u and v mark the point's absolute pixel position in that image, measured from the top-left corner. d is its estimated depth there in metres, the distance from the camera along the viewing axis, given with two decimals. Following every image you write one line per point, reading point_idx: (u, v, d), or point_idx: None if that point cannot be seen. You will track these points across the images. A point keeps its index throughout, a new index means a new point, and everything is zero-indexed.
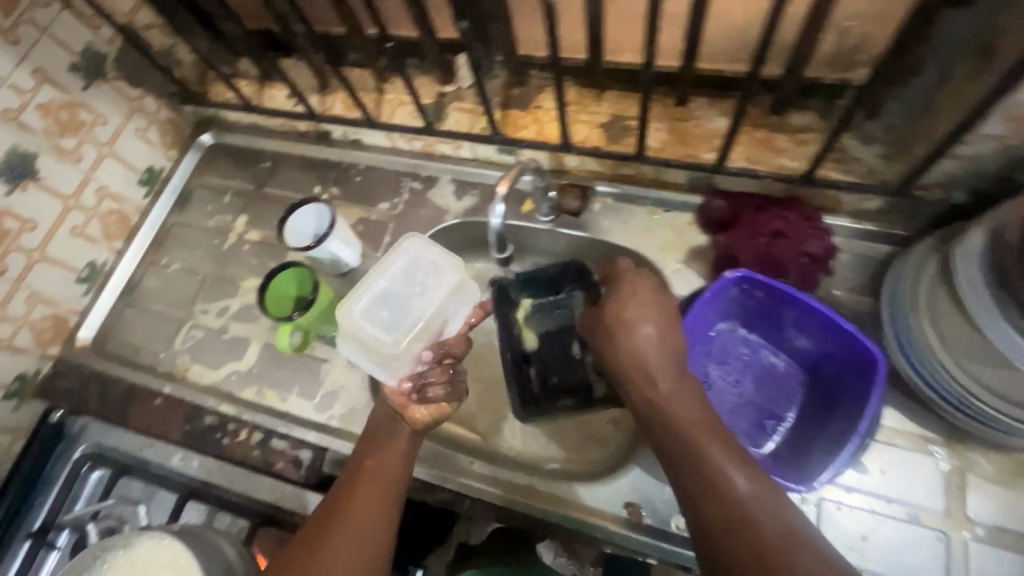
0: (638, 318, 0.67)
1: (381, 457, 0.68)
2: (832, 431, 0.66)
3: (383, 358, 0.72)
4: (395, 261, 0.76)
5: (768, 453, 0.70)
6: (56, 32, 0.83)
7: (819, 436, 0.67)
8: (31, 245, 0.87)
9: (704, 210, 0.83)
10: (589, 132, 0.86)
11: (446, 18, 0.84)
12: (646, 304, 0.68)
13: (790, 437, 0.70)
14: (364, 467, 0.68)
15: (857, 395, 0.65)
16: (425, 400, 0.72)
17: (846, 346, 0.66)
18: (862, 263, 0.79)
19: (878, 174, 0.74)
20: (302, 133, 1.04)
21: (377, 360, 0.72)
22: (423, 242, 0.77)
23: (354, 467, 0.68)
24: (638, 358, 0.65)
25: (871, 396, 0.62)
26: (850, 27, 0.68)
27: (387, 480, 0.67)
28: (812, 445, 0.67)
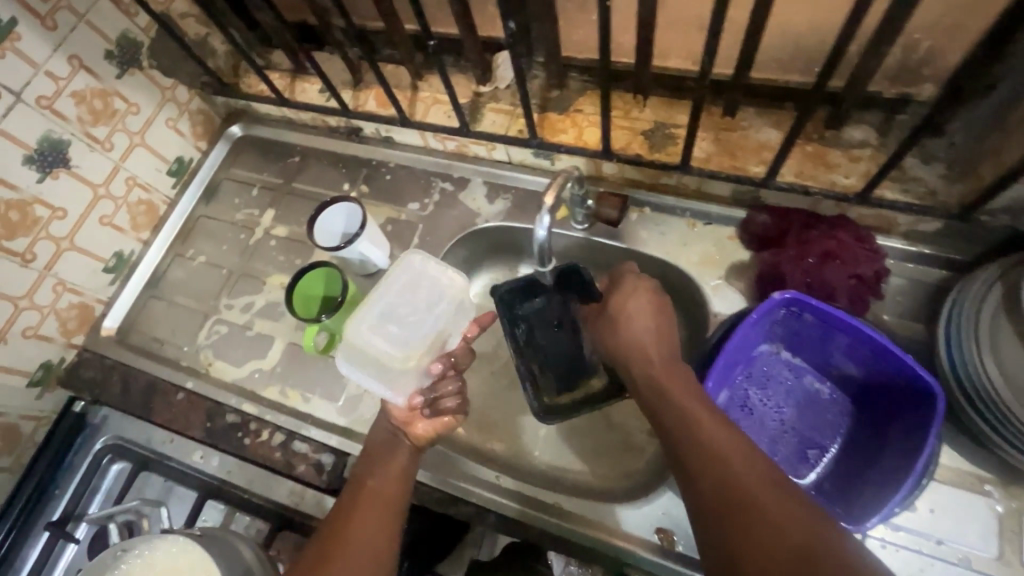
0: (640, 317, 0.69)
1: (383, 474, 0.68)
2: (881, 468, 0.66)
3: (391, 376, 0.69)
4: (398, 277, 0.73)
5: (810, 484, 0.72)
6: (93, 18, 0.82)
7: (866, 472, 0.68)
8: (60, 233, 0.86)
9: (748, 225, 0.79)
10: (630, 138, 0.82)
11: (490, 17, 0.83)
12: (647, 307, 0.69)
13: (832, 468, 0.72)
14: (366, 485, 0.67)
15: (906, 431, 0.65)
16: (433, 414, 0.72)
17: (897, 381, 0.67)
18: (914, 288, 0.75)
19: (939, 196, 0.70)
20: (332, 128, 1.02)
21: (384, 378, 0.69)
22: (426, 257, 0.74)
23: (356, 483, 0.67)
24: (638, 346, 0.67)
25: (928, 433, 0.60)
26: (919, 39, 0.64)
27: (390, 491, 0.66)
28: (858, 479, 0.68)
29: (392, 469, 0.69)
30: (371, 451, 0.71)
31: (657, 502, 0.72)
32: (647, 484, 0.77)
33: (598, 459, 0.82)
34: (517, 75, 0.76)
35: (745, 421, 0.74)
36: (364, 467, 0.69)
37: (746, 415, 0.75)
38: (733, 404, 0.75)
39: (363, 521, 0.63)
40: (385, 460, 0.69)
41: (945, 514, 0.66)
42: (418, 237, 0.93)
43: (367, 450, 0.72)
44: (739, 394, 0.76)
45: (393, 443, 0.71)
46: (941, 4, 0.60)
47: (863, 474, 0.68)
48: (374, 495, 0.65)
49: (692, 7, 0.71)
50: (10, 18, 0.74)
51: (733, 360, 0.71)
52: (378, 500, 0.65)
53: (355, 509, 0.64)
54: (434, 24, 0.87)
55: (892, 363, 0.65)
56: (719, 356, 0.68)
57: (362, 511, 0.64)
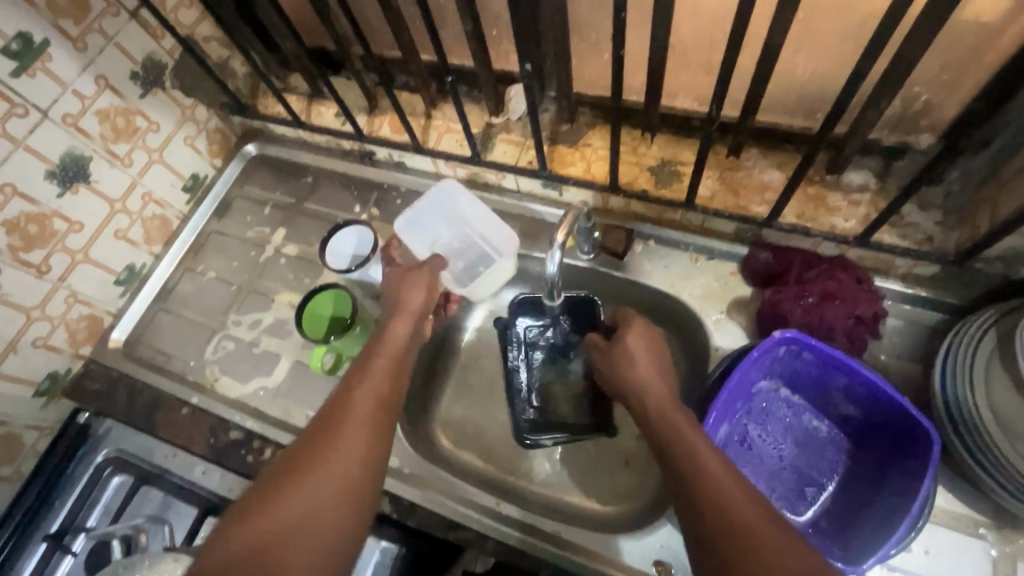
0: (640, 352, 0.71)
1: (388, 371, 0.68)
2: (878, 508, 0.67)
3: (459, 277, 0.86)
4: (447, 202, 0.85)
5: (807, 522, 0.73)
6: (122, 41, 0.85)
7: (863, 512, 0.69)
8: (76, 245, 0.88)
9: (750, 262, 0.81)
10: (637, 173, 0.85)
11: (504, 51, 0.85)
12: (643, 343, 0.72)
13: (829, 507, 0.73)
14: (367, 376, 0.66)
15: (902, 474, 0.67)
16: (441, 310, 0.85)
17: (895, 424, 0.68)
18: (911, 330, 0.77)
19: (936, 242, 0.72)
20: (346, 151, 1.04)
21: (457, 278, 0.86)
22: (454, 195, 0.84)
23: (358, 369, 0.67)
24: (640, 383, 0.68)
25: (925, 475, 0.62)
26: (918, 93, 0.67)
27: (386, 387, 0.66)
28: (855, 519, 0.70)
29: (392, 367, 0.69)
30: (379, 344, 0.70)
31: (657, 533, 0.72)
32: (645, 515, 0.78)
33: (597, 488, 0.83)
34: (529, 110, 0.78)
35: (744, 456, 0.76)
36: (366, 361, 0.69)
37: (745, 450, 0.76)
38: (733, 439, 0.76)
39: (357, 417, 0.62)
40: (388, 360, 0.69)
41: (940, 555, 0.67)
42: None
43: (374, 342, 0.72)
44: (738, 430, 0.77)
45: (398, 340, 0.71)
46: (940, 61, 0.63)
47: (860, 514, 0.69)
48: (371, 392, 0.65)
49: (701, 52, 0.74)
50: (43, 39, 0.76)
51: (734, 396, 0.72)
52: (377, 399, 0.65)
53: (353, 398, 0.64)
54: (450, 55, 0.90)
55: (890, 405, 0.67)
56: (721, 392, 0.69)
57: (358, 398, 0.64)
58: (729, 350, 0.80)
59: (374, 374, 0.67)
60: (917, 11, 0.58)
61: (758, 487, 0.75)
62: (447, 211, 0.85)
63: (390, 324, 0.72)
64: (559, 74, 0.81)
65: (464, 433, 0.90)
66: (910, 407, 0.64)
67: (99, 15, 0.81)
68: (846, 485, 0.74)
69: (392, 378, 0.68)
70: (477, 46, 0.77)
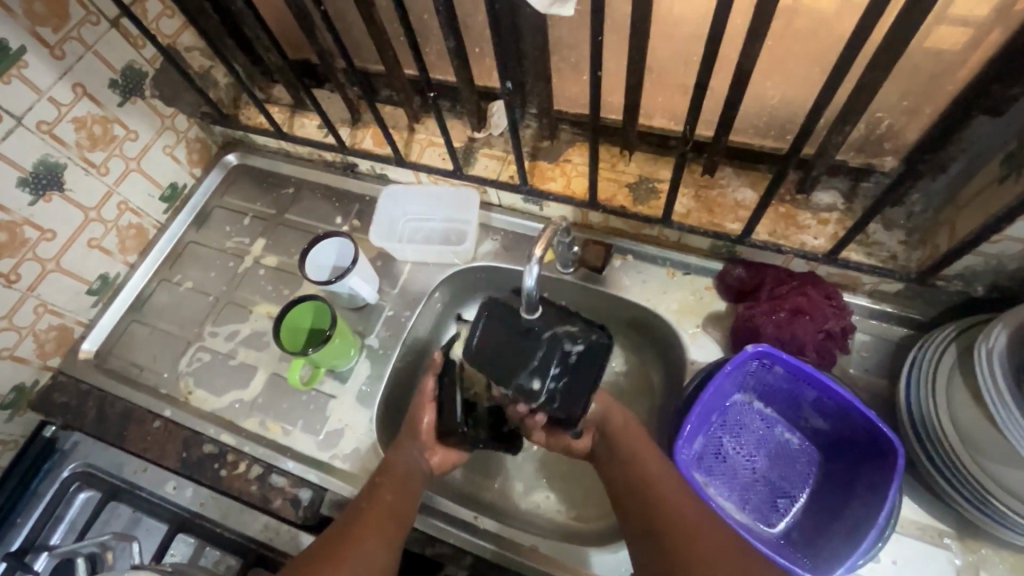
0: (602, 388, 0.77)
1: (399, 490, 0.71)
2: (847, 519, 0.69)
3: (445, 263, 0.94)
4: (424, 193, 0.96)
5: (780, 533, 0.75)
6: (100, 49, 0.84)
7: (833, 522, 0.71)
8: (47, 254, 0.86)
9: (725, 277, 0.84)
10: (615, 190, 0.86)
11: (487, 67, 0.87)
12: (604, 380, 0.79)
13: (801, 517, 0.75)
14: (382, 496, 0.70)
15: (868, 484, 0.69)
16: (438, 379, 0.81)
17: (862, 436, 0.70)
18: (878, 344, 0.79)
19: (900, 260, 0.75)
20: (328, 162, 1.04)
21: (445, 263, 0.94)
22: (427, 185, 0.96)
23: (371, 489, 0.71)
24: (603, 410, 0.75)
25: (890, 487, 0.64)
26: (881, 117, 0.70)
27: (397, 498, 0.70)
28: (824, 529, 0.71)
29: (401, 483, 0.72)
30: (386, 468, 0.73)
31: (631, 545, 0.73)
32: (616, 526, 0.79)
33: (573, 500, 0.84)
34: (510, 126, 0.79)
35: (717, 468, 0.77)
36: (371, 483, 0.72)
37: (719, 462, 0.78)
38: (707, 452, 0.78)
39: (372, 531, 0.65)
40: (396, 480, 0.72)
41: (906, 565, 0.69)
42: (406, 273, 0.95)
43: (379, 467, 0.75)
44: (712, 443, 0.78)
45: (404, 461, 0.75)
46: (900, 89, 0.66)
47: (829, 524, 0.71)
48: (385, 512, 0.68)
49: (677, 74, 0.76)
50: (19, 46, 0.75)
51: (708, 409, 0.74)
52: (389, 516, 0.68)
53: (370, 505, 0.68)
54: (433, 71, 0.91)
55: (857, 418, 0.69)
56: (695, 406, 0.71)
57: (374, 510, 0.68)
58: (704, 363, 0.82)
59: (386, 493, 0.70)
60: (878, 39, 0.61)
61: (731, 499, 0.76)
62: (423, 200, 0.96)
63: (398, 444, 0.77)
64: (539, 92, 0.83)
65: None
66: (873, 417, 0.66)
67: (78, 23, 0.80)
68: (818, 496, 0.76)
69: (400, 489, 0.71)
70: (460, 65, 0.79)
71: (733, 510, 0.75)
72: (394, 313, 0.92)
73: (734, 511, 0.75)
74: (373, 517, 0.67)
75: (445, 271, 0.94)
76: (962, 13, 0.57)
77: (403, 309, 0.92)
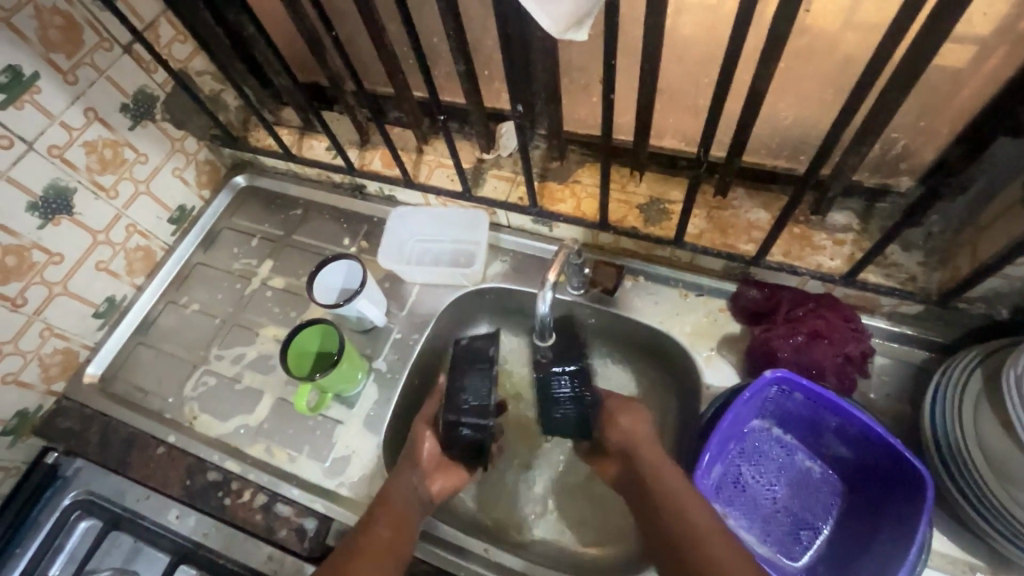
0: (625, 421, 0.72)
1: (397, 529, 0.67)
2: (875, 554, 0.67)
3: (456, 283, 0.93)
4: (434, 213, 0.95)
5: (803, 566, 0.72)
6: (113, 74, 0.85)
7: (859, 557, 0.68)
8: (54, 278, 0.86)
9: (739, 299, 0.82)
10: (626, 211, 0.86)
11: (495, 89, 0.87)
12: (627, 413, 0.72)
13: (825, 550, 0.72)
14: (375, 532, 0.66)
15: (896, 517, 0.66)
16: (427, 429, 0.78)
17: (887, 466, 0.68)
18: (899, 367, 0.77)
19: (919, 282, 0.73)
20: (336, 184, 1.04)
21: (455, 284, 0.93)
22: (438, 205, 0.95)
23: (364, 527, 0.67)
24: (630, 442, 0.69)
25: (919, 521, 0.62)
26: (896, 138, 0.69)
27: (392, 533, 0.66)
28: (852, 563, 0.69)
29: (397, 516, 0.68)
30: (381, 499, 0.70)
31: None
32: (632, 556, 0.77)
33: (587, 528, 0.81)
34: (520, 148, 0.79)
35: (736, 499, 0.75)
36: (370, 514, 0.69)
37: (739, 492, 0.75)
38: (726, 482, 0.75)
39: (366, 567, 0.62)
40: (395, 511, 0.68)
41: None
42: (414, 295, 0.94)
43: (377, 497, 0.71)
44: (731, 472, 0.76)
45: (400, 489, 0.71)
46: (916, 110, 0.65)
47: (857, 558, 0.69)
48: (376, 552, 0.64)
49: (687, 95, 0.76)
50: (32, 71, 0.76)
51: (726, 436, 0.72)
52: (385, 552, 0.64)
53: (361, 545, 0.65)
54: (442, 93, 0.91)
55: (882, 446, 0.67)
56: (714, 434, 0.69)
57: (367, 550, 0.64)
58: (720, 388, 0.80)
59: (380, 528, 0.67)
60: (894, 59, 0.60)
61: (752, 532, 0.74)
62: (434, 221, 0.95)
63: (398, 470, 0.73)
64: (549, 114, 0.83)
65: None
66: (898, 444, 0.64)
67: (91, 49, 0.81)
68: (842, 528, 0.74)
69: (397, 526, 0.67)
70: (470, 87, 0.79)
71: (754, 543, 0.73)
72: (402, 336, 0.91)
73: (756, 545, 0.73)
74: (367, 557, 0.63)
75: (456, 291, 0.93)
76: (979, 33, 0.56)
77: (411, 331, 0.91)
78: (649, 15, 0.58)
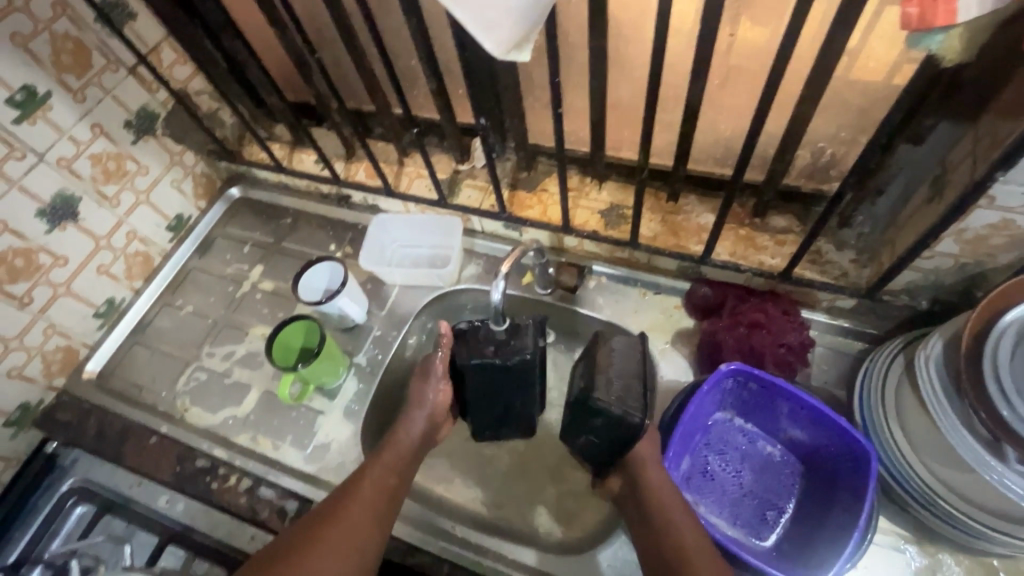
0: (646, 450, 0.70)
1: (399, 471, 0.75)
2: (832, 527, 0.69)
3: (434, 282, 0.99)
4: (413, 218, 1.01)
5: (771, 546, 0.75)
6: (118, 93, 0.93)
7: (819, 531, 0.71)
8: (59, 279, 0.93)
9: (691, 296, 0.89)
10: (588, 217, 0.93)
11: (467, 107, 0.95)
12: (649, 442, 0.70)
13: (791, 530, 0.75)
14: (382, 464, 0.75)
15: (849, 492, 0.69)
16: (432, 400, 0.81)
17: (837, 446, 0.72)
18: (836, 357, 0.84)
19: (851, 277, 0.80)
20: (323, 194, 1.11)
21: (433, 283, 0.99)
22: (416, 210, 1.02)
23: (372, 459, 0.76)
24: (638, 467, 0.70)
25: (868, 491, 0.65)
26: (822, 147, 0.77)
27: (396, 476, 0.75)
28: (811, 539, 0.72)
29: (398, 463, 0.76)
30: (391, 440, 0.78)
31: (614, 543, 0.78)
32: (594, 535, 0.82)
33: (555, 512, 0.86)
34: (488, 158, 0.86)
35: (706, 487, 0.78)
36: (378, 455, 0.76)
37: (707, 481, 0.79)
38: (695, 471, 0.79)
39: (373, 496, 0.71)
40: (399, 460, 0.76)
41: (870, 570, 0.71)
42: (394, 296, 1.01)
43: (385, 438, 0.79)
44: (699, 461, 0.80)
45: (410, 439, 0.78)
46: (836, 122, 0.73)
47: (814, 534, 0.72)
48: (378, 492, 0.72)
49: (637, 110, 0.83)
50: (45, 91, 0.84)
51: (690, 428, 0.76)
52: (386, 492, 0.72)
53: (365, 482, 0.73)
54: (420, 110, 0.99)
55: (831, 427, 0.71)
56: (678, 427, 0.74)
57: (374, 480, 0.73)
58: (673, 378, 0.86)
59: (387, 470, 0.75)
60: (805, 77, 0.68)
61: (722, 516, 0.77)
62: (413, 225, 1.02)
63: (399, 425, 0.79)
64: (515, 127, 0.90)
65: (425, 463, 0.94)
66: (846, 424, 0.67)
67: (99, 71, 0.89)
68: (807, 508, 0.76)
69: (400, 473, 0.75)
70: (442, 104, 0.86)
71: (724, 526, 0.75)
72: (382, 333, 0.97)
73: (726, 528, 0.75)
74: (369, 491, 0.71)
75: (435, 289, 1.00)
76: (876, 54, 0.64)
77: (391, 328, 0.98)
78: (590, 38, 0.66)
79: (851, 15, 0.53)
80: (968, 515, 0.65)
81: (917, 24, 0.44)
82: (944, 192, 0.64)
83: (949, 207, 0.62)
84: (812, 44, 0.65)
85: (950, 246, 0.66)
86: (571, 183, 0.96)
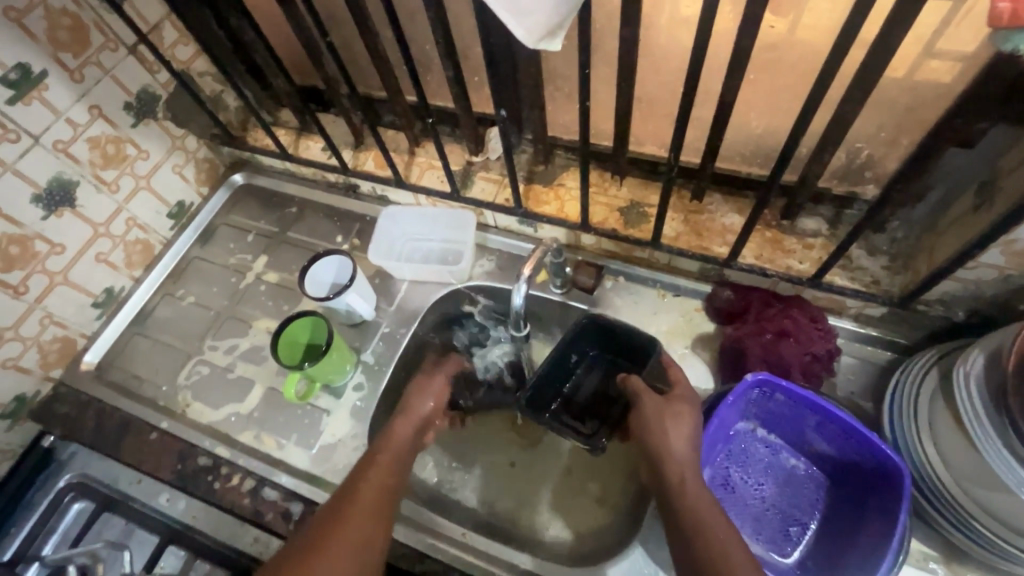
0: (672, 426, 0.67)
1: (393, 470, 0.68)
2: (861, 548, 0.67)
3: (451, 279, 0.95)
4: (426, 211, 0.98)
5: (794, 563, 0.73)
6: (118, 74, 0.89)
7: (848, 551, 0.69)
8: (55, 268, 0.89)
9: (713, 300, 0.86)
10: (607, 214, 0.89)
11: (483, 95, 0.90)
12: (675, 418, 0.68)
13: (814, 547, 0.73)
14: (377, 460, 0.68)
15: (880, 511, 0.67)
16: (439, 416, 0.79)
17: (868, 461, 0.69)
18: (863, 366, 0.81)
19: (883, 285, 0.77)
20: (331, 183, 1.07)
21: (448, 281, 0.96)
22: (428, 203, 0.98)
23: (368, 457, 0.69)
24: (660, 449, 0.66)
25: (901, 511, 0.62)
26: (860, 147, 0.73)
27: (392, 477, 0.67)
28: (838, 559, 0.69)
29: (395, 463, 0.69)
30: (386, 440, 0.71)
31: (633, 556, 0.74)
32: (609, 543, 0.79)
33: (568, 519, 0.84)
34: (505, 151, 0.82)
35: (727, 499, 0.76)
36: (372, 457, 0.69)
37: (729, 493, 0.76)
38: (716, 483, 0.76)
39: (371, 500, 0.64)
40: (393, 457, 0.69)
41: None
42: (403, 291, 0.97)
43: (378, 441, 0.72)
44: (720, 473, 0.77)
45: (405, 441, 0.72)
46: (877, 121, 0.69)
47: (842, 553, 0.69)
48: (375, 491, 0.65)
49: (665, 104, 0.79)
50: (41, 70, 0.79)
51: (714, 440, 0.74)
52: (379, 491, 0.65)
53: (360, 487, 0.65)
54: (433, 97, 0.95)
55: (861, 442, 0.68)
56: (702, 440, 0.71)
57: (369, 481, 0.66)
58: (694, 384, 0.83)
59: (379, 471, 0.67)
60: (850, 72, 0.64)
61: (744, 531, 0.74)
62: (424, 219, 0.98)
63: (398, 424, 0.73)
64: (534, 120, 0.86)
65: (456, 479, 0.90)
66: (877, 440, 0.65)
67: (98, 49, 0.85)
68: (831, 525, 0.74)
69: (398, 471, 0.68)
70: (458, 92, 0.82)
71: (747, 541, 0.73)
72: (390, 330, 0.94)
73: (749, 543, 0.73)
74: (370, 491, 0.65)
75: (446, 288, 0.96)
76: (926, 52, 0.59)
77: (400, 325, 0.94)
78: (622, 29, 0.62)
79: (910, 10, 0.49)
80: (1005, 539, 0.62)
81: (1008, 22, 0.44)
82: (995, 199, 0.61)
83: (1000, 215, 0.58)
84: (861, 38, 0.61)
85: (996, 258, 0.62)
86: (590, 178, 0.92)
